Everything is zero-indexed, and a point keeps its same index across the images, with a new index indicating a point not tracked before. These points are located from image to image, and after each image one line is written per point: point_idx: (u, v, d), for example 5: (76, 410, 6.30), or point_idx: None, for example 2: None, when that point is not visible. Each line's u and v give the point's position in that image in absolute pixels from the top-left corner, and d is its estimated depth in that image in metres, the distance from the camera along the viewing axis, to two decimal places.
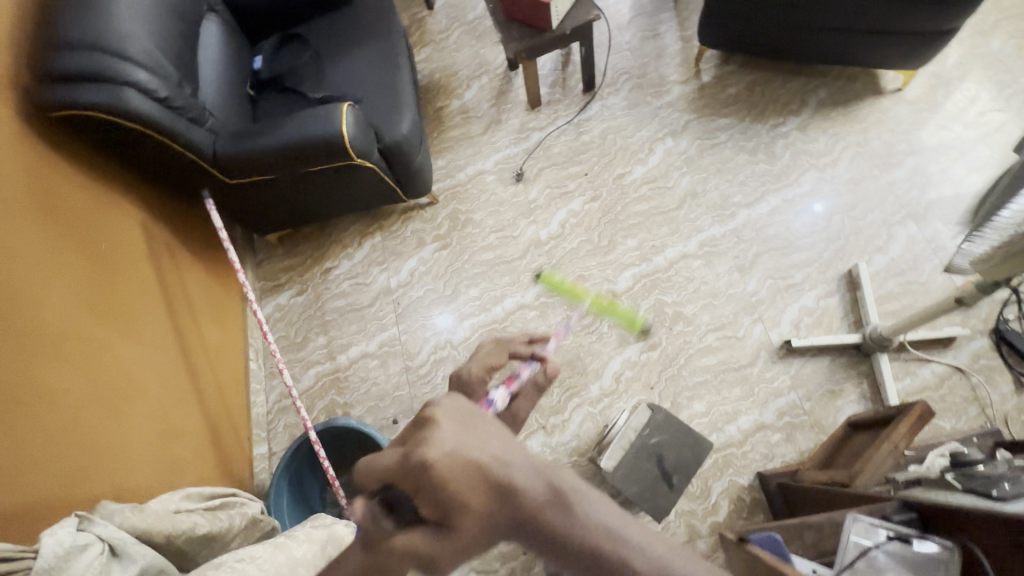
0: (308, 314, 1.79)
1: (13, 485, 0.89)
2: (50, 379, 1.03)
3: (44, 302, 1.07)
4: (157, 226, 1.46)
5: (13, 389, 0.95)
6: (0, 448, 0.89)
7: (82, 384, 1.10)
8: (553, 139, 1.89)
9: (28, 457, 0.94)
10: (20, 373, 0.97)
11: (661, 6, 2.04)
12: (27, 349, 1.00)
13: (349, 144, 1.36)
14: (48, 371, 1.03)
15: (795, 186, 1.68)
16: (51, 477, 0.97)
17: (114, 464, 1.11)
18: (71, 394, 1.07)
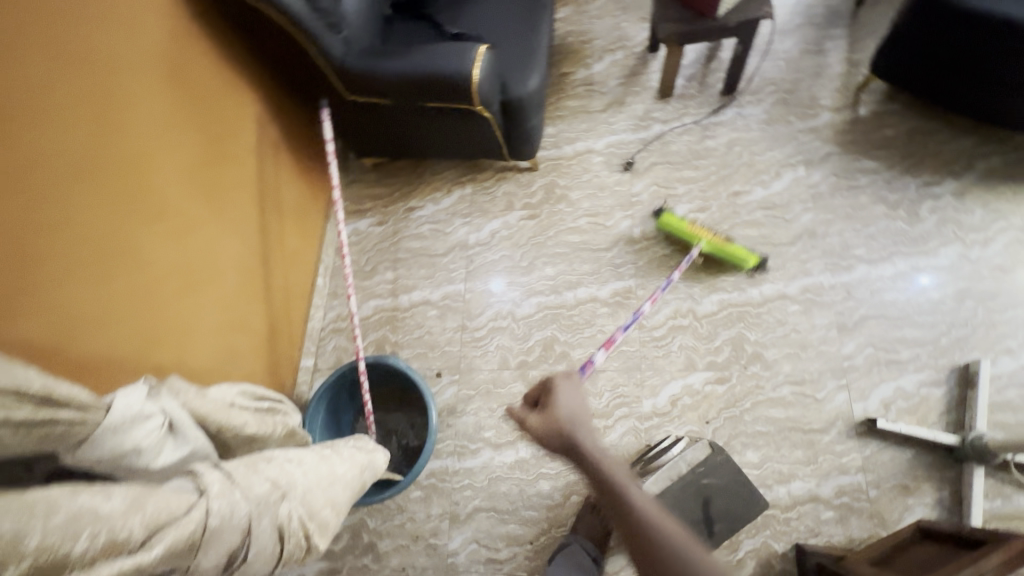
0: (382, 246, 1.78)
1: (94, 336, 0.93)
2: (147, 246, 1.06)
3: (156, 171, 1.09)
4: (270, 122, 1.47)
5: (108, 246, 0.97)
6: (90, 299, 0.93)
7: (173, 257, 1.13)
8: (674, 135, 1.76)
9: (110, 313, 0.97)
10: (121, 233, 1.00)
11: (835, 20, 1.83)
12: (132, 212, 1.03)
13: (476, 89, 1.30)
14: (145, 236, 1.06)
15: (930, 256, 1.49)
16: (128, 338, 1.01)
17: (180, 339, 1.14)
18: (161, 265, 1.10)
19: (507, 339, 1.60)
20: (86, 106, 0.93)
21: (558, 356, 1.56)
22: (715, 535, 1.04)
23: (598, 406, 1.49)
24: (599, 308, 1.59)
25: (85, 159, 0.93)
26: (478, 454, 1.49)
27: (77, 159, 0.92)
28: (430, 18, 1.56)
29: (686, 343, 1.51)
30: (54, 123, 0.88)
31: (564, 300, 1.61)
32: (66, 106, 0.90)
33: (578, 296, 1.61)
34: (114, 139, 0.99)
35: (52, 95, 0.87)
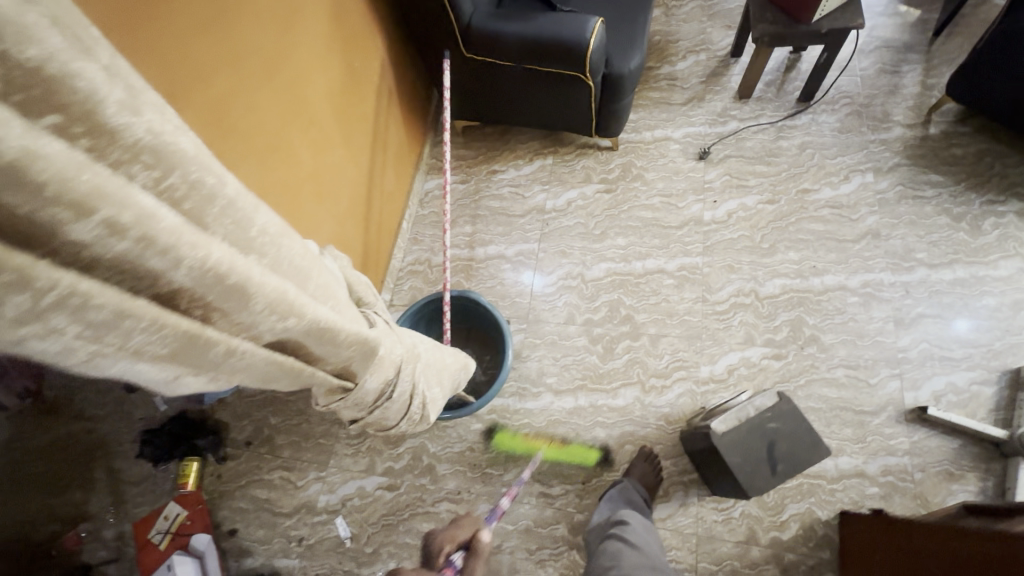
0: (463, 202, 1.91)
1: None
2: (293, 148, 1.21)
3: (311, 87, 1.25)
4: (391, 68, 1.62)
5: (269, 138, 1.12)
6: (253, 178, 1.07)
7: (309, 165, 1.28)
8: (749, 133, 1.88)
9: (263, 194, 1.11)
10: (279, 130, 1.15)
11: (912, 46, 1.94)
12: (288, 115, 1.18)
13: (588, 58, 1.44)
14: (293, 138, 1.20)
15: (989, 266, 1.57)
16: None
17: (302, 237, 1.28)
18: (300, 168, 1.24)
19: (575, 298, 1.70)
20: (272, 13, 1.09)
21: (622, 319, 1.65)
22: (777, 473, 1.13)
23: (657, 367, 1.58)
24: (665, 280, 1.68)
25: (265, 57, 1.08)
26: (539, 398, 1.59)
27: (261, 56, 1.06)
28: None
29: (746, 319, 1.59)
30: (252, 20, 1.03)
31: (632, 269, 1.71)
32: (260, 8, 1.05)
33: (646, 267, 1.71)
34: (287, 49, 1.15)
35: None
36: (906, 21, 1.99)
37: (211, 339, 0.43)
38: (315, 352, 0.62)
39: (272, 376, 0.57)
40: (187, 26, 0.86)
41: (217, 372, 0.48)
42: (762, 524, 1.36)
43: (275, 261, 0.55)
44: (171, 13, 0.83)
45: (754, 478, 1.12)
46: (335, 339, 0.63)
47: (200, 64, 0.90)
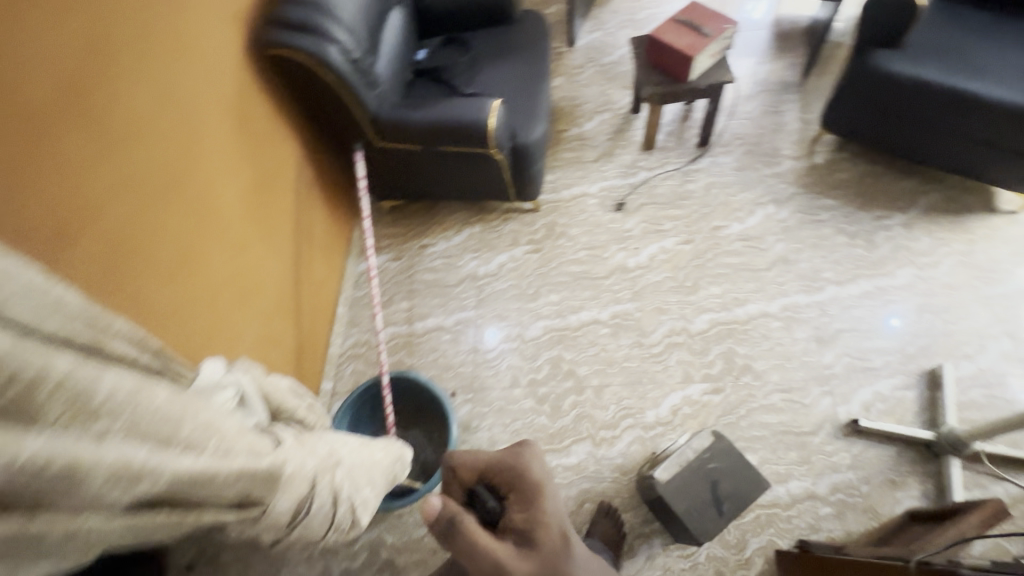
0: (398, 278, 1.93)
1: (163, 329, 1.05)
2: (209, 259, 1.21)
3: (222, 195, 1.26)
4: (307, 163, 1.66)
5: (181, 254, 1.11)
6: (165, 297, 1.06)
7: (228, 272, 1.27)
8: (658, 180, 2.00)
9: (176, 313, 1.09)
10: (191, 244, 1.15)
11: (787, 87, 2.16)
12: (200, 227, 1.18)
13: (491, 136, 1.53)
14: (207, 250, 1.20)
15: (889, 276, 1.70)
16: (190, 336, 1.12)
17: (226, 346, 1.25)
18: (219, 276, 1.23)
19: (517, 360, 1.71)
20: (170, 134, 1.10)
21: (565, 374, 1.67)
22: (724, 514, 1.14)
23: (605, 418, 1.59)
24: (602, 329, 1.73)
25: (167, 177, 1.09)
26: None
27: (162, 177, 1.07)
28: (447, 81, 1.82)
29: (683, 357, 1.64)
30: (147, 145, 1.04)
31: (569, 322, 1.76)
32: (156, 132, 1.06)
33: (581, 319, 1.76)
34: (193, 165, 1.17)
35: (148, 123, 1.05)
36: (778, 67, 2.22)
37: (39, 529, 0.49)
38: (199, 496, 0.63)
39: (149, 532, 0.60)
40: (73, 166, 0.87)
41: (66, 551, 0.53)
42: (728, 565, 1.35)
43: (133, 423, 0.56)
44: (54, 158, 0.83)
45: (704, 523, 1.13)
46: (216, 481, 0.64)
47: (92, 199, 0.90)
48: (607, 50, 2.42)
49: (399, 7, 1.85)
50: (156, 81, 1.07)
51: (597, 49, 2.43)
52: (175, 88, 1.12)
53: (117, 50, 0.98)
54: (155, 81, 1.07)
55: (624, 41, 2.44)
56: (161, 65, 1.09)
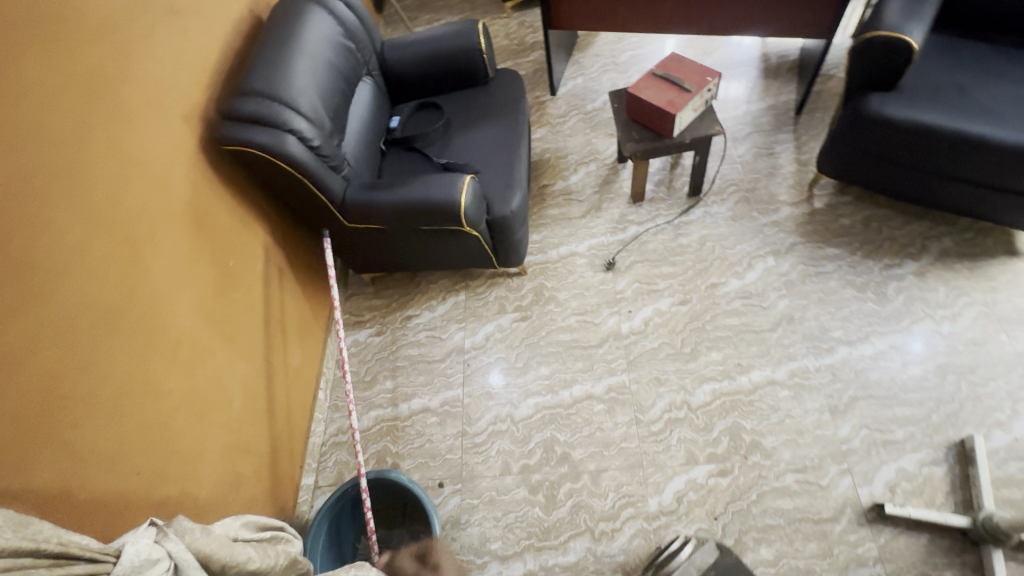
0: (380, 355, 1.84)
1: (103, 475, 0.96)
2: (159, 380, 1.13)
3: (175, 307, 1.19)
4: (276, 249, 1.60)
5: (124, 384, 1.04)
6: (105, 436, 0.98)
7: (183, 388, 1.19)
8: (649, 235, 1.90)
9: (120, 451, 1.01)
10: (136, 369, 1.07)
11: (780, 125, 2.06)
12: (147, 348, 1.11)
13: (465, 212, 1.45)
14: (156, 371, 1.12)
15: (904, 333, 1.56)
16: (138, 472, 1.04)
17: (185, 470, 1.16)
18: (172, 396, 1.16)
19: (508, 444, 1.60)
20: (111, 257, 1.04)
21: (559, 458, 1.56)
22: None
23: (604, 508, 1.47)
24: (596, 405, 1.61)
25: (107, 304, 1.02)
26: (485, 570, 1.44)
27: (100, 306, 1.00)
28: (421, 150, 1.76)
29: (685, 435, 1.52)
30: (80, 276, 0.97)
31: (561, 399, 1.65)
32: (93, 260, 1.00)
33: (574, 394, 1.65)
34: (138, 284, 1.10)
35: (83, 252, 0.98)
36: (769, 105, 2.13)
37: None
38: None
39: None
40: None
41: None
42: None
43: None
44: None
45: None
46: None
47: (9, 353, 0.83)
48: (590, 96, 2.35)
49: (367, 78, 1.80)
50: (92, 205, 1.01)
51: (579, 96, 2.36)
52: (116, 206, 1.06)
53: (43, 183, 0.92)
54: (91, 206, 1.01)
55: (607, 86, 2.37)
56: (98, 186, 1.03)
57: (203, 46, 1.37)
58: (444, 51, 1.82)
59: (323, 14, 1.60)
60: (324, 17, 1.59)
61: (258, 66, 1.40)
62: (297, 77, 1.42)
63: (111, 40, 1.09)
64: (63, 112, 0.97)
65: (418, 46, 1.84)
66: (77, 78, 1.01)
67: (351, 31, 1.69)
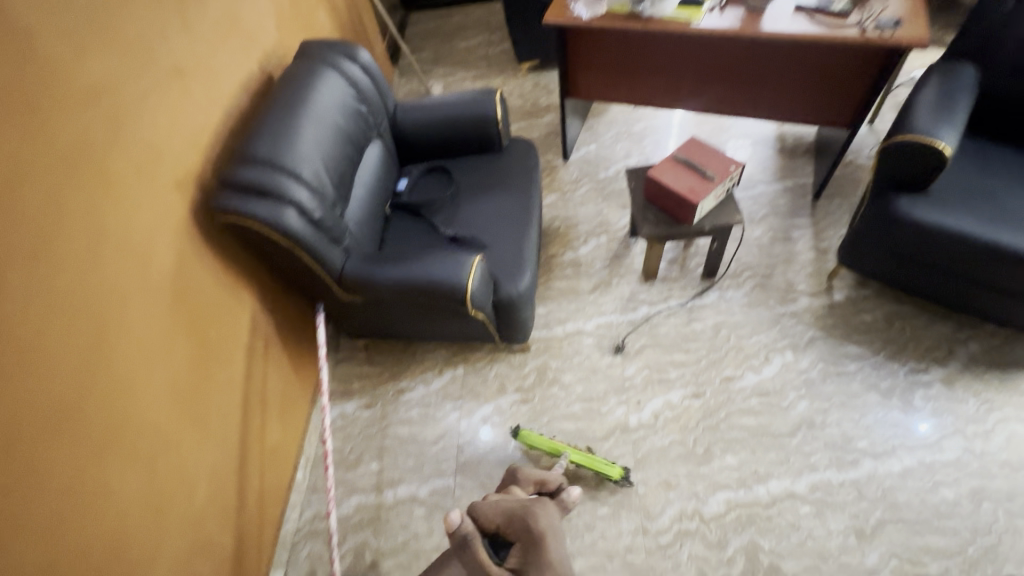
0: (368, 432, 1.71)
1: None
2: (112, 482, 0.99)
3: (141, 395, 1.07)
4: (265, 317, 1.49)
5: (66, 493, 0.90)
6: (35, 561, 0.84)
7: (140, 488, 1.05)
8: (661, 318, 1.81)
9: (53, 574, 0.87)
10: (86, 474, 0.94)
11: (797, 209, 2.01)
12: (102, 447, 0.98)
13: (471, 296, 1.36)
14: (110, 472, 0.99)
15: (934, 448, 1.45)
16: None
17: None
18: (125, 499, 1.02)
19: None
20: (68, 347, 0.92)
21: None
22: None
23: None
24: (600, 508, 1.48)
25: (59, 400, 0.90)
26: None
27: (50, 403, 0.88)
28: (428, 219, 1.68)
29: (696, 552, 1.38)
30: (31, 372, 0.86)
31: None
32: (47, 352, 0.89)
33: (576, 493, 1.51)
34: (100, 373, 0.98)
35: (37, 344, 0.87)
36: (786, 186, 2.08)
37: None
38: None
39: None
40: None
41: None
42: None
43: None
44: None
45: None
46: None
47: None
48: (603, 164, 2.31)
49: (377, 140, 1.74)
50: (55, 290, 0.90)
51: (591, 164, 2.32)
52: (84, 288, 0.96)
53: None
54: (53, 289, 0.90)
55: (620, 155, 2.33)
56: (65, 266, 0.93)
57: (207, 108, 1.30)
58: (458, 118, 1.77)
59: (337, 77, 1.55)
60: (338, 81, 1.54)
61: (263, 132, 1.33)
62: (302, 144, 1.34)
63: (106, 107, 1.02)
64: (38, 189, 0.88)
65: (431, 111, 1.79)
66: (58, 150, 0.92)
67: (364, 94, 1.64)
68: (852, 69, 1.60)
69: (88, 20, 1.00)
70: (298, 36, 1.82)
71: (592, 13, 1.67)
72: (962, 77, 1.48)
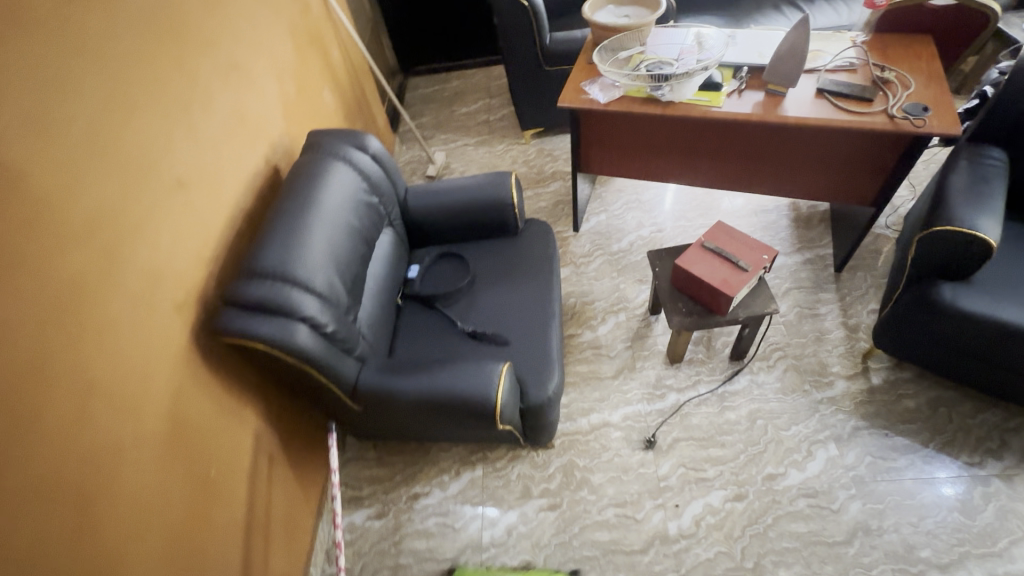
0: (380, 547, 1.55)
1: None
2: None
3: (131, 563, 0.92)
4: (269, 432, 1.35)
5: None
6: None
7: None
8: (691, 406, 1.71)
9: None
10: None
11: (820, 282, 1.95)
12: None
13: (499, 409, 1.24)
14: None
15: (1002, 558, 1.34)
16: None
17: None
18: None
19: None
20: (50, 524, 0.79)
21: None
22: None
23: None
24: None
25: None
26: None
27: None
28: (443, 312, 1.59)
29: None
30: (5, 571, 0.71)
31: None
32: (23, 542, 0.75)
33: None
34: (83, 550, 0.84)
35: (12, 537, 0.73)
36: (806, 258, 2.03)
37: None
38: None
39: None
40: None
41: None
42: None
43: None
44: None
45: None
46: None
47: None
48: (615, 235, 2.25)
49: (387, 229, 1.65)
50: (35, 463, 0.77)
51: (603, 235, 2.26)
52: (70, 449, 0.83)
53: None
54: (32, 459, 0.77)
55: (632, 225, 2.28)
56: (49, 428, 0.80)
57: (210, 216, 1.20)
58: (471, 203, 1.70)
59: (347, 170, 1.48)
60: (348, 174, 1.47)
61: (271, 239, 1.24)
62: (313, 251, 1.25)
63: (102, 236, 0.92)
64: (21, 345, 0.77)
65: (442, 195, 1.72)
66: (46, 296, 0.81)
67: (375, 184, 1.56)
68: (873, 150, 1.56)
69: (86, 145, 0.91)
70: (304, 121, 1.75)
71: (611, 95, 1.63)
72: (991, 161, 1.45)
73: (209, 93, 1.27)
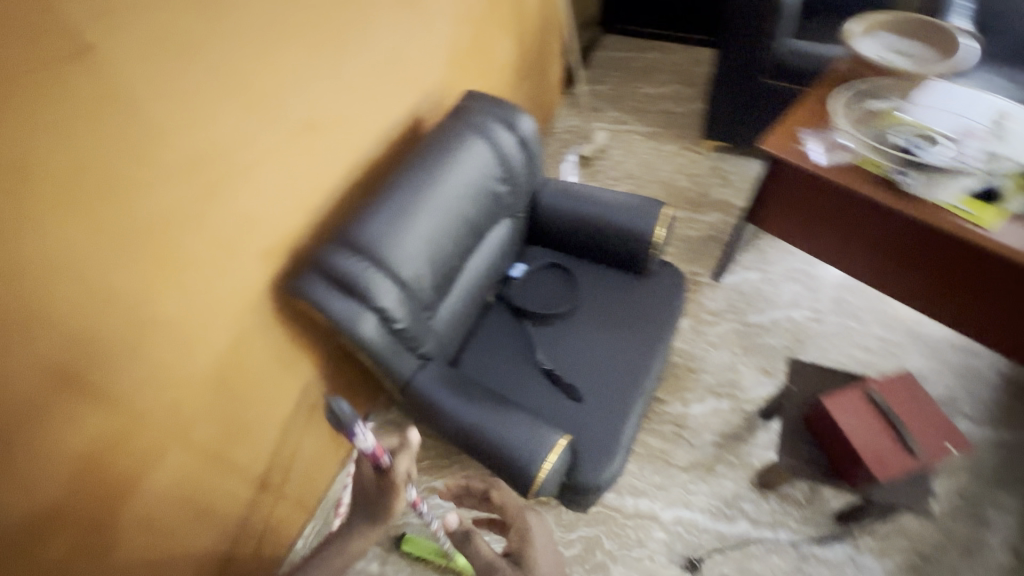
0: (383, 525, 1.51)
1: None
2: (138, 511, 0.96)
3: (161, 453, 0.96)
4: (317, 389, 1.32)
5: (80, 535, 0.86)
6: None
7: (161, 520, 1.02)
8: (760, 549, 1.42)
9: None
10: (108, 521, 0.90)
11: (1006, 480, 1.46)
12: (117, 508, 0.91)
13: (540, 483, 1.08)
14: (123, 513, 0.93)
15: None
16: None
17: None
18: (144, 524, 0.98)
19: None
20: (19, 498, 0.75)
21: None
22: None
23: None
24: None
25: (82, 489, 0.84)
26: None
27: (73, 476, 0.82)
28: (528, 334, 1.41)
29: None
30: None
31: None
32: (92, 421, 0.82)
33: None
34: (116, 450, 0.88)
35: (84, 421, 0.81)
36: (998, 439, 1.53)
37: None
38: None
39: None
40: None
41: None
42: None
43: None
44: None
45: None
46: None
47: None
48: (758, 304, 1.87)
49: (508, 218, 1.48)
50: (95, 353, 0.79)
51: (745, 297, 1.89)
52: (36, 436, 0.75)
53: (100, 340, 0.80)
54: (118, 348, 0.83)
55: (784, 300, 1.87)
56: (66, 390, 0.77)
57: (325, 160, 1.12)
58: (605, 225, 1.45)
59: (485, 149, 1.32)
60: (486, 154, 1.32)
61: (378, 203, 1.14)
62: (414, 235, 1.15)
63: (189, 153, 0.84)
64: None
65: (578, 203, 1.49)
66: (33, 256, 0.69)
67: (510, 170, 1.38)
68: None
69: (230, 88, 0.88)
70: (465, 65, 1.57)
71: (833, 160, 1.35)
72: None
73: (370, 31, 1.15)
